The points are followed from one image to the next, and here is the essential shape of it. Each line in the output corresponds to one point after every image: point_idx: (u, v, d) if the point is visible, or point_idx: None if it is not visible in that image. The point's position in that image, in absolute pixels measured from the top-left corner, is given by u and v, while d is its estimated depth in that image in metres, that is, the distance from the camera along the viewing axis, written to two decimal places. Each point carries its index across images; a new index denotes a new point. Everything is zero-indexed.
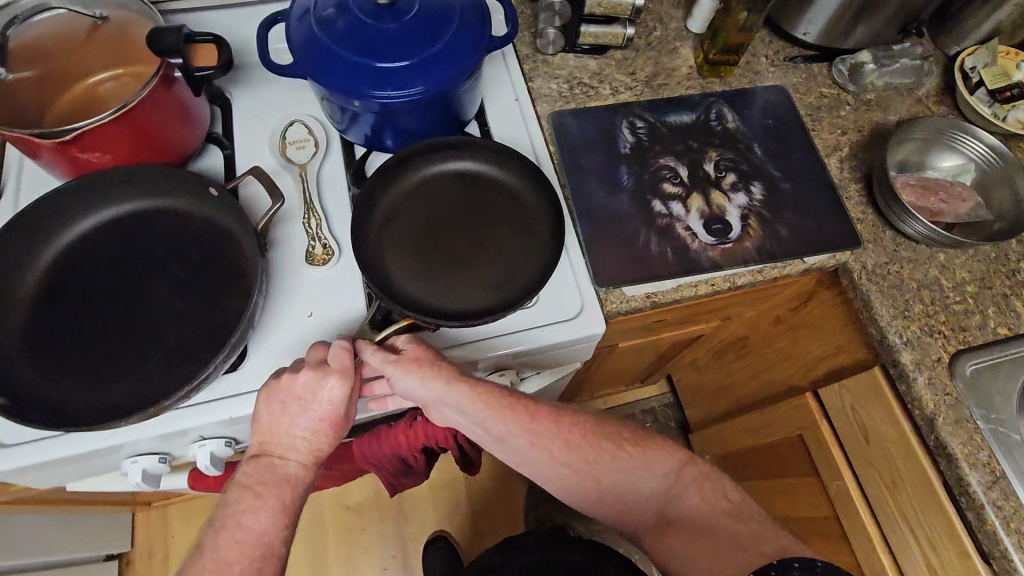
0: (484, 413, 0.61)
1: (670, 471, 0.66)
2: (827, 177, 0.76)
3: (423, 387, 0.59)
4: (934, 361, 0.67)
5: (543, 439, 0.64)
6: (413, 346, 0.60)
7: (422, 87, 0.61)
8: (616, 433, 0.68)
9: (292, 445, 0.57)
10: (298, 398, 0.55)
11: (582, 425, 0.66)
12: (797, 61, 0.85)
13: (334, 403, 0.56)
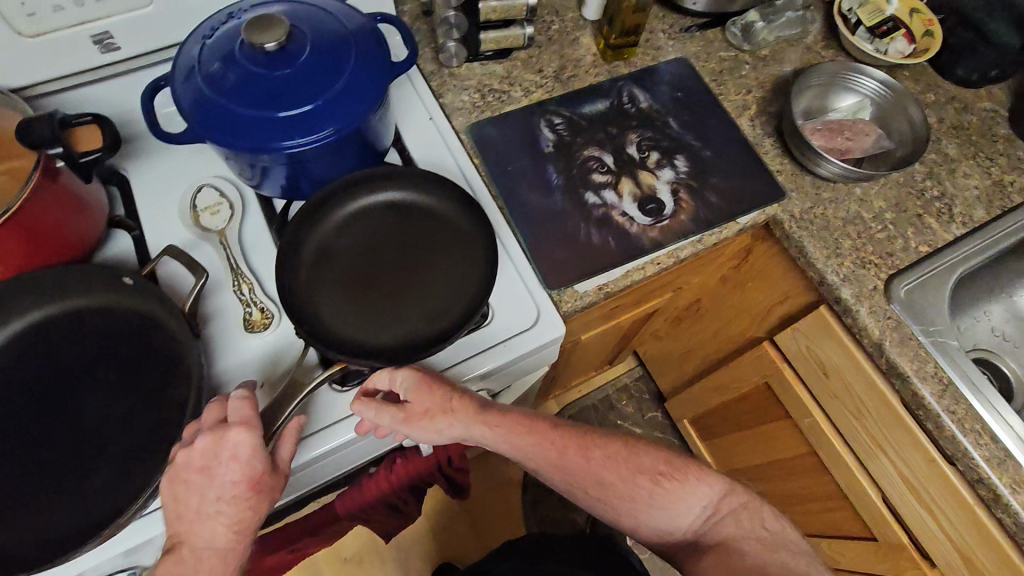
0: (499, 444, 0.62)
1: (709, 501, 0.63)
2: (742, 136, 0.78)
3: (439, 433, 0.59)
4: (871, 290, 0.71)
5: (576, 479, 0.63)
6: (415, 394, 0.57)
7: (333, 128, 0.60)
8: (648, 462, 0.65)
9: (211, 533, 0.49)
10: (201, 468, 0.49)
11: (614, 460, 0.64)
12: (692, 31, 0.88)
13: (248, 463, 0.50)
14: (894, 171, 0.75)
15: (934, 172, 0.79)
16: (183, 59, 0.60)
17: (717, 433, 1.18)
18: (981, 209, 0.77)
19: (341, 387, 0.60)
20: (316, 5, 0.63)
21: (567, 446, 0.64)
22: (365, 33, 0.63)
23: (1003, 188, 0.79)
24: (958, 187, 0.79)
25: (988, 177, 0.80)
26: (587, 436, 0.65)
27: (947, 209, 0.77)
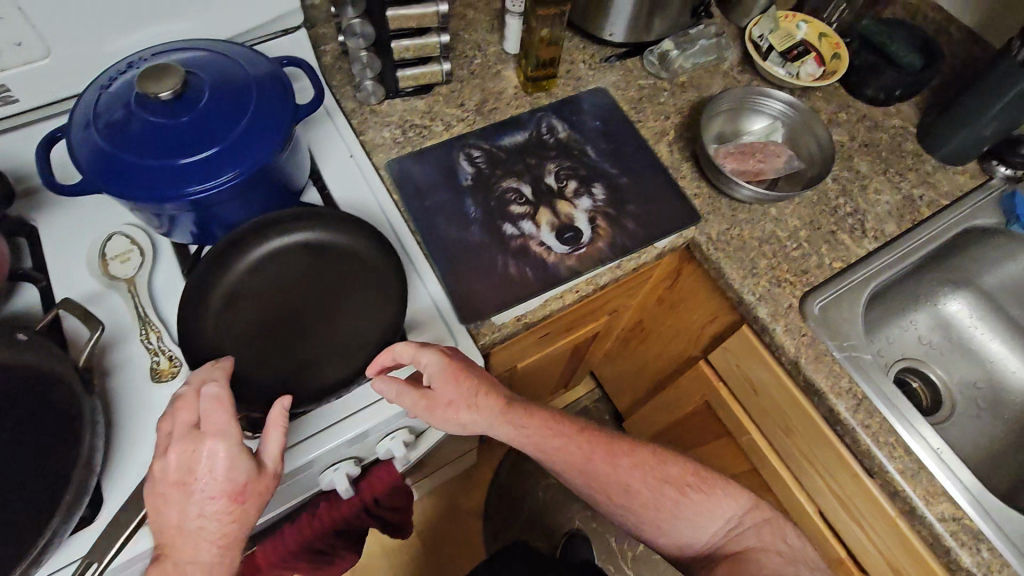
0: (517, 437, 0.65)
1: (731, 516, 0.68)
2: (659, 161, 0.80)
3: (459, 423, 0.61)
4: (787, 308, 0.72)
5: (608, 489, 0.67)
6: (443, 385, 0.59)
7: (235, 172, 0.60)
8: (678, 471, 0.70)
9: (194, 548, 0.49)
10: (177, 482, 0.49)
11: (644, 470, 0.69)
12: (612, 61, 0.90)
13: (231, 470, 0.50)
14: (805, 190, 0.78)
15: (847, 189, 0.82)
16: (81, 110, 0.60)
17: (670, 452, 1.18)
18: (892, 224, 0.79)
19: (252, 434, 0.60)
20: (218, 51, 0.64)
21: (596, 452, 0.68)
22: (268, 77, 0.64)
23: (915, 203, 0.82)
24: (870, 203, 0.81)
25: (898, 193, 0.82)
26: (612, 444, 0.69)
27: (860, 225, 0.79)
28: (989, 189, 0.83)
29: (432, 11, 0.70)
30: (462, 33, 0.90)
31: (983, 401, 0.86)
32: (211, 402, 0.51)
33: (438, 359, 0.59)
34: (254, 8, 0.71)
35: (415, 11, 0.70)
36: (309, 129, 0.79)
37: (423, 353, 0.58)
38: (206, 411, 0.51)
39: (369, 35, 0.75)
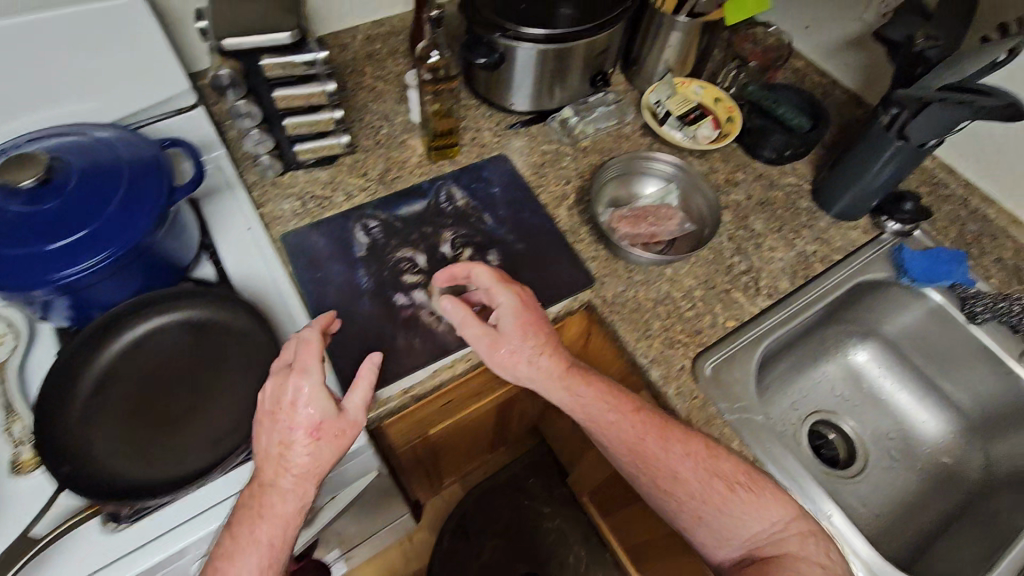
0: (569, 400, 0.67)
1: (777, 521, 0.62)
2: (557, 226, 0.82)
3: (514, 371, 0.67)
4: (679, 370, 0.72)
5: (657, 473, 0.64)
6: (512, 329, 0.66)
7: (109, 251, 0.60)
8: (732, 467, 0.63)
9: (276, 475, 0.55)
10: (270, 411, 0.57)
11: (696, 459, 0.63)
12: (517, 127, 0.93)
13: (319, 405, 0.56)
14: (696, 251, 0.80)
15: (742, 247, 0.84)
16: None
17: (609, 508, 1.16)
18: (786, 280, 0.81)
19: (117, 525, 0.58)
20: (97, 137, 0.66)
21: (649, 432, 0.65)
22: (147, 158, 0.66)
23: (809, 260, 0.84)
24: (764, 260, 0.83)
25: (792, 250, 0.84)
26: (670, 426, 0.65)
27: (754, 283, 0.80)
28: (880, 243, 0.86)
29: (319, 91, 0.72)
30: (370, 103, 0.91)
31: (895, 451, 0.86)
32: (303, 344, 0.60)
33: (512, 301, 0.67)
34: (143, 89, 0.74)
35: (303, 92, 0.72)
36: (206, 202, 0.79)
37: (501, 292, 0.67)
38: (300, 353, 0.59)
39: (254, 115, 0.73)
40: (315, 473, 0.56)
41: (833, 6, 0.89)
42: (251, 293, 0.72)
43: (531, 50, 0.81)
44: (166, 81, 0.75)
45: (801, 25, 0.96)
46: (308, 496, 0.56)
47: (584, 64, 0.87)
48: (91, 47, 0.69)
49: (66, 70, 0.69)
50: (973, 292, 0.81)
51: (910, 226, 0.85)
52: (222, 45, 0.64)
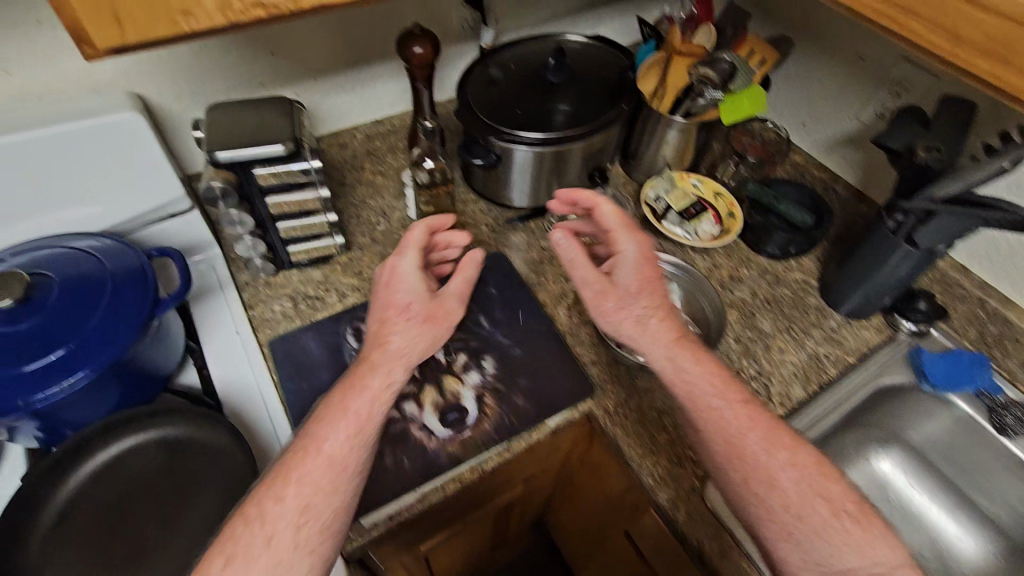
0: (668, 364, 0.63)
1: (881, 561, 0.53)
2: (555, 328, 0.79)
3: (615, 325, 0.67)
4: (688, 490, 0.67)
5: (752, 474, 0.57)
6: (631, 280, 0.66)
7: (86, 370, 0.57)
8: (840, 493, 0.56)
9: (372, 351, 0.61)
10: (379, 293, 0.66)
11: (801, 473, 0.57)
12: (517, 223, 0.92)
13: (413, 289, 0.65)
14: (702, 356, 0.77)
15: (751, 349, 0.80)
16: None
17: None
18: (798, 387, 0.77)
19: None
20: (85, 248, 0.66)
21: (753, 429, 0.59)
22: (131, 267, 0.65)
23: (821, 363, 0.80)
24: (774, 363, 0.79)
25: (803, 352, 0.80)
26: (777, 429, 0.59)
27: (766, 389, 0.76)
28: (896, 345, 0.82)
29: (312, 196, 0.72)
30: (368, 199, 0.91)
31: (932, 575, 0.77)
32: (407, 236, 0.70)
33: (633, 251, 0.67)
34: (138, 195, 0.72)
35: (296, 197, 0.72)
36: (199, 302, 0.79)
37: (628, 241, 0.68)
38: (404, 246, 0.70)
39: (246, 223, 0.72)
40: (401, 355, 0.61)
41: (830, 106, 0.90)
42: (237, 408, 0.70)
43: (527, 152, 0.80)
44: (161, 188, 0.73)
45: (797, 122, 0.97)
46: (395, 380, 0.60)
47: (583, 162, 0.87)
48: (82, 163, 0.65)
49: (55, 183, 0.66)
50: (1000, 400, 0.77)
51: (925, 326, 0.82)
52: (214, 157, 0.64)
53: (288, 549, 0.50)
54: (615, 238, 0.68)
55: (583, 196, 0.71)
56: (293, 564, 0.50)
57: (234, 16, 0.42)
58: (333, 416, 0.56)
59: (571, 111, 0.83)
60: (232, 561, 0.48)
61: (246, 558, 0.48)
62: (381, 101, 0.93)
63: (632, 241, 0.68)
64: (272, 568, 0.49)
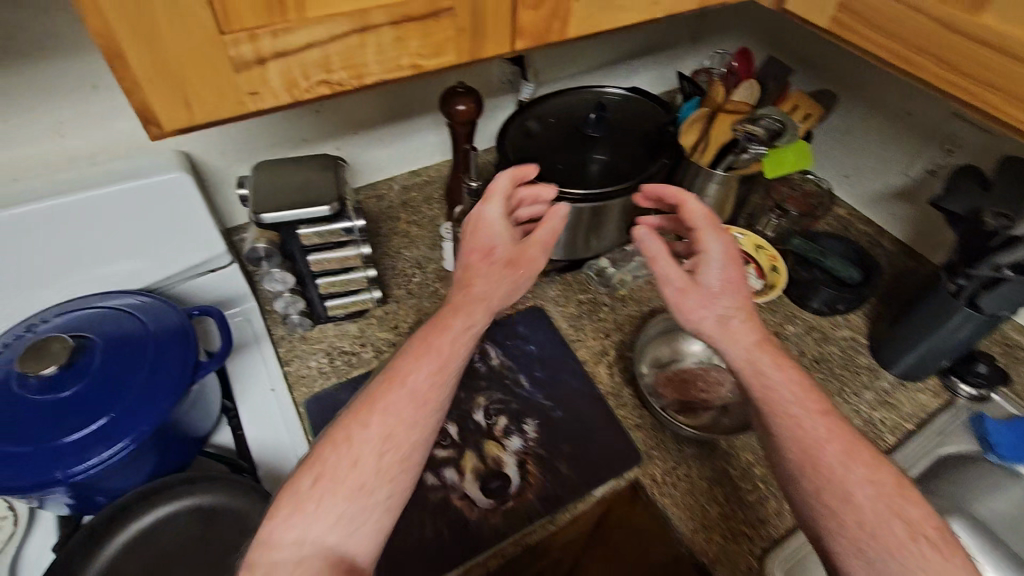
0: (748, 366, 0.59)
1: None
2: (596, 389, 0.76)
3: (695, 323, 0.63)
4: (744, 571, 0.63)
5: (826, 487, 0.52)
6: (720, 284, 0.63)
7: (128, 439, 0.56)
8: (921, 517, 0.50)
9: (456, 293, 0.58)
10: (468, 234, 0.61)
11: (879, 491, 0.51)
12: (553, 275, 0.90)
13: (498, 233, 0.61)
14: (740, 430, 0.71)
15: None
16: None
17: None
18: None
19: None
20: (122, 305, 0.65)
21: (832, 440, 0.54)
22: (172, 326, 0.63)
23: (878, 429, 0.76)
24: None
25: (859, 418, 0.77)
26: (858, 444, 0.54)
27: None
28: (956, 410, 0.78)
29: (354, 253, 0.71)
30: (403, 250, 0.90)
31: None
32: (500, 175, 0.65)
33: (719, 250, 0.64)
34: (177, 251, 0.71)
35: (338, 254, 0.71)
36: (234, 358, 0.77)
37: (717, 241, 0.64)
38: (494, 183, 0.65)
39: (288, 280, 0.71)
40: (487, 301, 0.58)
41: (876, 158, 0.88)
42: (272, 470, 0.68)
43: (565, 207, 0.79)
44: (200, 245, 0.72)
45: (840, 173, 0.95)
46: (475, 325, 0.57)
47: (624, 217, 0.85)
48: (128, 222, 0.65)
49: (98, 242, 0.65)
50: None
51: (986, 390, 0.78)
52: (260, 218, 0.64)
53: (372, 474, 0.49)
54: (700, 235, 0.65)
55: (666, 190, 0.67)
56: (375, 490, 0.49)
57: (299, 94, 0.42)
58: (417, 352, 0.54)
59: (608, 162, 0.82)
60: (320, 480, 0.48)
61: (334, 478, 0.49)
62: (418, 153, 0.93)
63: (717, 240, 0.64)
64: (357, 490, 0.49)
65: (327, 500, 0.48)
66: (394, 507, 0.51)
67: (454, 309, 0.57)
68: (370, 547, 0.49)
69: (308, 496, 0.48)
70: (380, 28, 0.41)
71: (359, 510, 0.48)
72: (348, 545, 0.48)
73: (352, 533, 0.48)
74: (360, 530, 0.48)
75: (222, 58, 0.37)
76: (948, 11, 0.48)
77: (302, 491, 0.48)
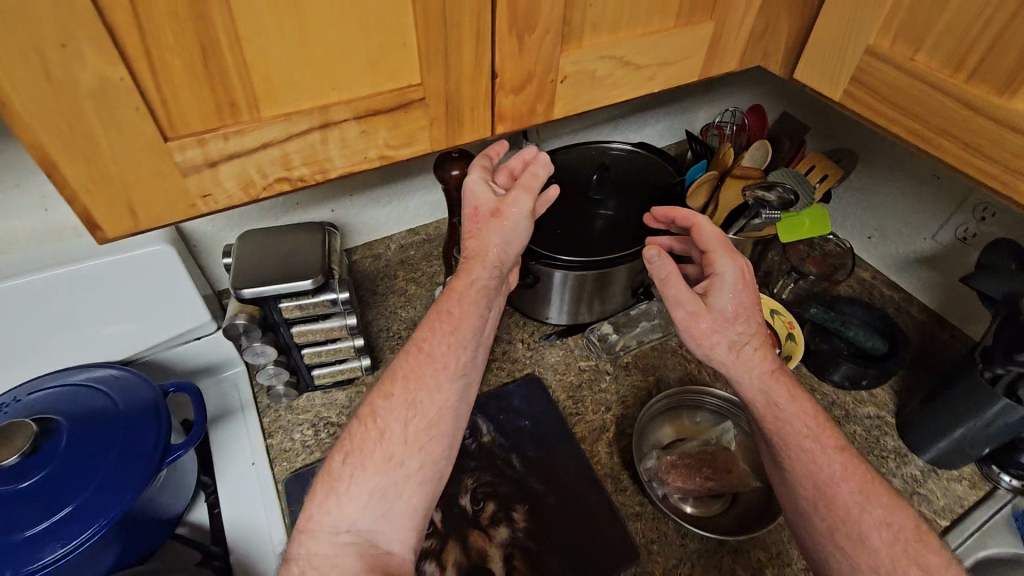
0: (762, 396, 0.58)
1: None
2: (593, 471, 0.71)
3: (708, 348, 0.59)
4: None
5: (841, 528, 0.53)
6: (734, 304, 0.59)
7: (93, 527, 0.53)
8: (940, 565, 0.50)
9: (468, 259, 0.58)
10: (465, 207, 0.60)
11: (897, 535, 0.51)
12: (553, 338, 0.86)
13: (482, 196, 0.58)
14: (754, 528, 0.66)
15: None
16: None
17: None
18: None
19: None
20: (91, 381, 0.62)
21: (848, 477, 0.54)
22: (146, 403, 0.61)
23: None
24: None
25: None
26: (874, 483, 0.54)
27: None
28: (994, 502, 0.71)
29: (338, 324, 0.68)
30: (398, 310, 0.87)
31: None
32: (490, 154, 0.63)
33: (731, 276, 0.60)
34: (158, 321, 0.68)
35: (322, 326, 0.68)
36: (216, 429, 0.75)
37: (728, 265, 0.61)
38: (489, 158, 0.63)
39: (269, 353, 0.67)
40: (481, 249, 0.57)
41: (901, 220, 0.82)
42: (245, 557, 0.65)
43: (565, 274, 0.75)
44: (184, 314, 0.69)
45: (862, 234, 0.89)
46: (479, 280, 0.57)
47: (628, 282, 0.80)
48: (109, 296, 0.63)
49: (77, 316, 0.63)
50: None
51: None
52: (240, 293, 0.61)
53: (399, 445, 0.52)
54: (714, 259, 0.62)
55: (678, 213, 0.66)
56: (404, 461, 0.52)
57: (256, 193, 0.39)
58: (432, 319, 0.57)
59: (614, 216, 0.79)
60: (348, 457, 0.52)
61: (362, 455, 0.52)
62: (416, 212, 0.91)
63: (731, 263, 0.61)
64: (385, 465, 0.52)
65: (357, 475, 0.51)
66: (426, 478, 0.54)
67: (459, 274, 0.59)
68: (408, 521, 0.52)
69: (339, 476, 0.52)
70: (342, 123, 0.39)
71: (391, 484, 0.52)
72: (387, 521, 0.51)
73: (386, 510, 0.51)
74: (394, 507, 0.51)
75: (167, 164, 0.34)
76: (967, 90, 0.44)
77: (333, 470, 0.52)
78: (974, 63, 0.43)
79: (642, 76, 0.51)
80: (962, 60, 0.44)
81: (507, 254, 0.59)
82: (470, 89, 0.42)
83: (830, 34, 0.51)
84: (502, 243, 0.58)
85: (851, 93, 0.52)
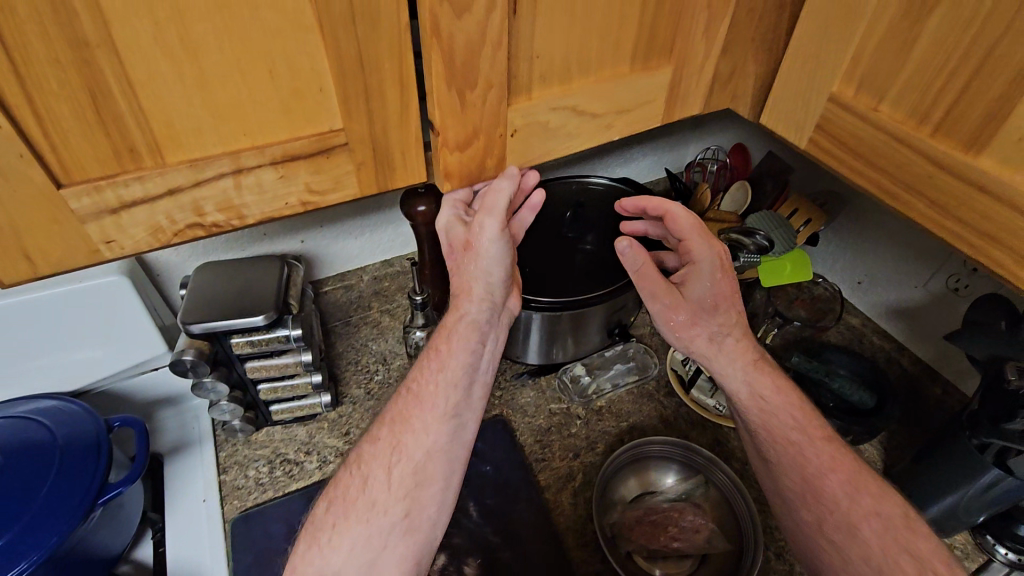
0: (746, 389, 0.59)
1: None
2: (553, 522, 0.68)
3: (687, 339, 0.63)
4: None
5: (829, 517, 0.53)
6: (710, 292, 0.60)
7: (20, 564, 0.50)
8: (931, 553, 0.49)
9: (461, 280, 0.57)
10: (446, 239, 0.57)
11: (887, 525, 0.51)
12: (525, 377, 0.82)
13: (454, 231, 0.55)
14: None
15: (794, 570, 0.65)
16: None
17: None
18: None
19: None
20: (34, 413, 0.61)
21: (837, 468, 0.54)
22: (86, 438, 0.60)
23: None
24: None
25: None
26: (862, 472, 0.54)
27: None
28: None
29: (293, 361, 0.67)
30: (370, 342, 0.85)
31: None
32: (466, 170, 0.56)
33: (709, 264, 0.60)
34: (113, 353, 0.67)
35: (277, 362, 0.67)
36: (171, 462, 0.73)
37: (709, 253, 0.60)
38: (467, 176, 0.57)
39: (221, 391, 0.66)
40: (463, 285, 0.57)
41: (890, 266, 0.79)
42: None
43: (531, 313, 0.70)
44: (142, 346, 0.69)
45: (852, 280, 0.85)
46: (468, 315, 0.56)
47: (602, 323, 0.76)
48: (60, 325, 0.62)
49: (26, 345, 0.61)
50: None
51: None
52: (189, 329, 0.60)
53: (383, 492, 0.50)
54: (689, 247, 0.60)
55: (647, 202, 0.61)
56: (389, 508, 0.49)
57: (167, 239, 0.37)
58: (422, 360, 0.56)
59: (593, 251, 0.76)
60: (332, 505, 0.50)
61: (346, 505, 0.50)
62: (389, 243, 0.90)
63: (707, 249, 0.60)
64: (367, 513, 0.49)
65: (340, 525, 0.49)
66: (415, 527, 0.50)
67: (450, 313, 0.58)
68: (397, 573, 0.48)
69: (323, 525, 0.49)
70: (256, 169, 0.37)
71: (375, 533, 0.48)
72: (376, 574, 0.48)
73: (373, 560, 0.48)
74: (381, 557, 0.48)
75: (63, 211, 0.33)
76: (930, 144, 0.41)
77: (317, 523, 0.50)
78: (940, 117, 0.40)
79: (594, 122, 0.49)
80: (928, 112, 0.41)
81: (495, 284, 0.57)
82: (399, 134, 0.40)
83: (795, 80, 0.49)
84: (485, 275, 0.56)
85: (816, 140, 0.49)
